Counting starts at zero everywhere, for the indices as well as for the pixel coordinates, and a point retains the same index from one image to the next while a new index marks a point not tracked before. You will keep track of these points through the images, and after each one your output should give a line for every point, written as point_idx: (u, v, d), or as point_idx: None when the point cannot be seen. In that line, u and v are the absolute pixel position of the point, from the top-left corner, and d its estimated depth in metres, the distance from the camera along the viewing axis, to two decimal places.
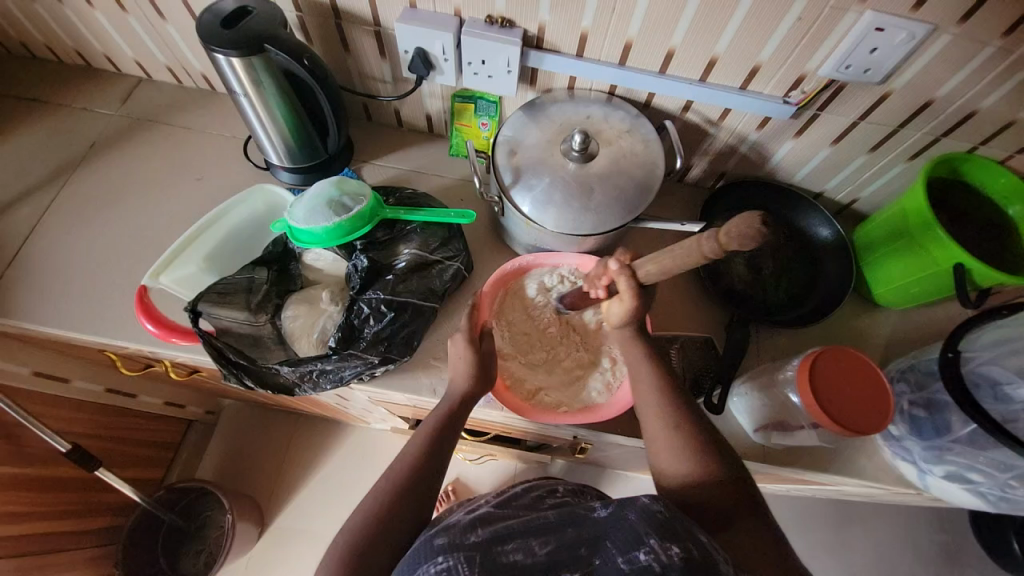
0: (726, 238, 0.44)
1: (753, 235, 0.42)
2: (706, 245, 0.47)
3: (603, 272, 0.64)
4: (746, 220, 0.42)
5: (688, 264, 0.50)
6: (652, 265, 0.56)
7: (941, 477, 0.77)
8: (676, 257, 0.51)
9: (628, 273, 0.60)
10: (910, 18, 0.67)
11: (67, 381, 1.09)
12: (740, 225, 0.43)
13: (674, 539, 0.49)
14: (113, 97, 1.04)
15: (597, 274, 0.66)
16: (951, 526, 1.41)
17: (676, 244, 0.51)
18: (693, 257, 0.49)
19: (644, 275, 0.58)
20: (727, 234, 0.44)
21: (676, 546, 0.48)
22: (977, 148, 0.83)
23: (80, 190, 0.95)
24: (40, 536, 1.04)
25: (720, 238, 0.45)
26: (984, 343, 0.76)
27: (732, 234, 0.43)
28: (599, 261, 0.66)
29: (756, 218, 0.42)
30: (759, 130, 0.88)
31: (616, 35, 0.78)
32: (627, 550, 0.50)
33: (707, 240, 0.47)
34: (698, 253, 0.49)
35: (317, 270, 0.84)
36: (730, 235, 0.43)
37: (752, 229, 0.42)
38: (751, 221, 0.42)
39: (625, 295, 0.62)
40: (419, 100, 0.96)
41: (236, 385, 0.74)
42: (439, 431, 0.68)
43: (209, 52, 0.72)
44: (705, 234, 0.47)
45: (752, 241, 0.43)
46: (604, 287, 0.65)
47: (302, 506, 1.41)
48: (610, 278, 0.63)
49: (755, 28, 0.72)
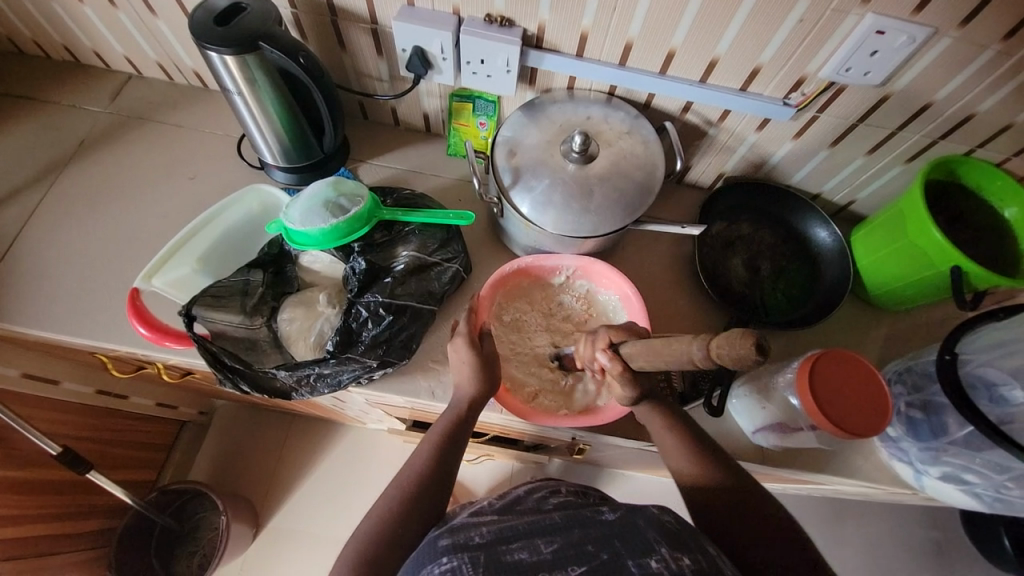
0: (719, 353, 0.42)
1: (747, 360, 0.40)
2: (697, 353, 0.45)
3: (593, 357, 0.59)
4: (740, 340, 0.40)
5: (675, 364, 0.48)
6: (642, 358, 0.52)
7: (937, 478, 0.78)
8: (666, 359, 0.48)
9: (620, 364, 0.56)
10: (911, 22, 0.67)
11: (57, 383, 1.07)
12: (736, 346, 0.40)
13: (683, 549, 0.52)
14: (103, 94, 1.01)
15: (587, 357, 0.61)
16: (942, 523, 1.43)
17: (665, 343, 0.48)
18: (684, 359, 0.47)
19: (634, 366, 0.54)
20: (722, 351, 0.41)
21: (686, 557, 0.50)
22: (974, 151, 0.83)
23: (70, 188, 0.93)
24: (31, 540, 1.03)
25: (710, 349, 0.44)
26: (980, 345, 0.77)
27: (725, 353, 0.41)
28: (586, 340, 0.60)
29: (751, 343, 0.39)
30: (758, 131, 0.88)
31: (616, 35, 0.77)
32: (637, 555, 0.50)
33: (698, 346, 0.45)
34: (688, 358, 0.46)
35: (314, 273, 0.83)
36: (724, 353, 0.41)
37: (749, 355, 0.39)
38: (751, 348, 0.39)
39: (618, 382, 0.58)
40: (416, 99, 0.94)
41: (232, 389, 0.73)
42: (439, 434, 0.67)
43: (202, 50, 0.70)
44: (697, 340, 0.45)
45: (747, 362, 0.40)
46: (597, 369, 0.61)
47: (298, 507, 1.40)
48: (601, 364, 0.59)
49: (756, 30, 0.72)
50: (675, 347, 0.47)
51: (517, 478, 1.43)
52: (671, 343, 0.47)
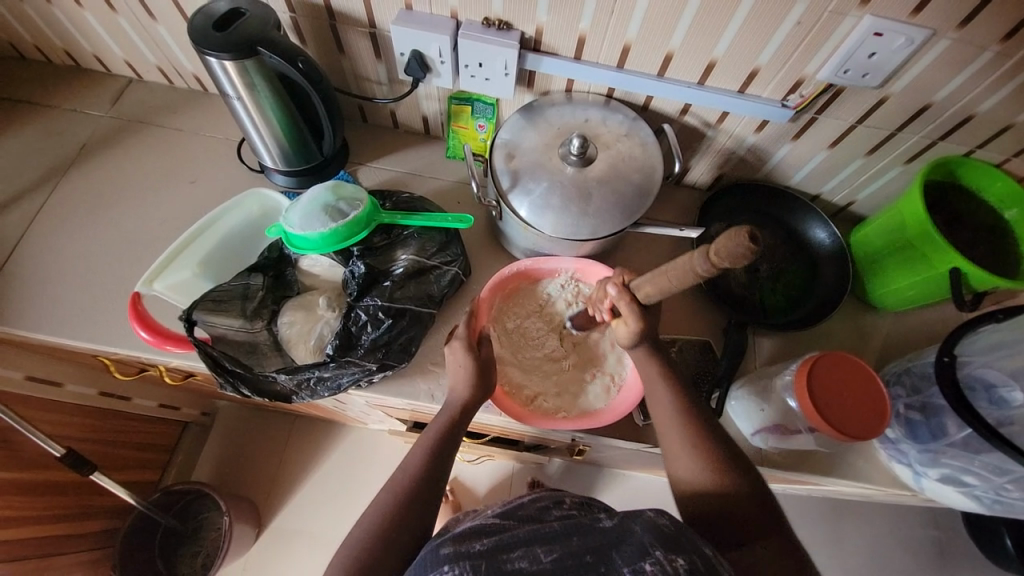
0: (717, 257, 0.44)
1: (742, 254, 0.42)
2: (698, 264, 0.47)
3: (605, 295, 0.64)
4: (729, 235, 0.42)
5: (683, 282, 0.50)
6: (649, 287, 0.56)
7: (935, 480, 0.78)
8: (670, 278, 0.51)
9: (628, 296, 0.61)
10: (909, 24, 0.67)
11: (60, 386, 1.08)
12: (727, 243, 0.42)
13: (678, 551, 0.51)
14: (104, 98, 1.02)
15: (599, 296, 0.66)
16: (942, 522, 1.43)
17: (669, 266, 0.51)
18: (688, 277, 0.49)
19: (642, 296, 0.58)
20: (717, 253, 0.44)
21: (681, 558, 0.51)
22: (974, 152, 0.83)
23: (72, 192, 0.94)
24: (36, 541, 1.04)
25: (711, 256, 0.45)
26: (978, 347, 0.77)
27: (722, 252, 0.43)
28: (600, 281, 0.66)
29: (741, 235, 0.41)
30: (757, 133, 0.88)
31: (614, 38, 0.77)
32: (632, 560, 0.51)
33: (699, 258, 0.47)
34: (692, 272, 0.48)
35: (314, 276, 0.83)
36: (719, 253, 0.43)
37: (739, 247, 0.41)
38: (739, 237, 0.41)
39: (628, 317, 0.62)
40: (415, 102, 0.95)
41: (233, 393, 0.74)
42: (440, 437, 0.68)
43: (202, 55, 0.70)
44: (697, 252, 0.47)
45: (743, 259, 0.42)
46: (607, 309, 0.65)
47: (300, 507, 1.41)
48: (611, 301, 0.63)
49: (754, 31, 0.72)
50: (677, 261, 0.50)
51: (518, 478, 1.44)
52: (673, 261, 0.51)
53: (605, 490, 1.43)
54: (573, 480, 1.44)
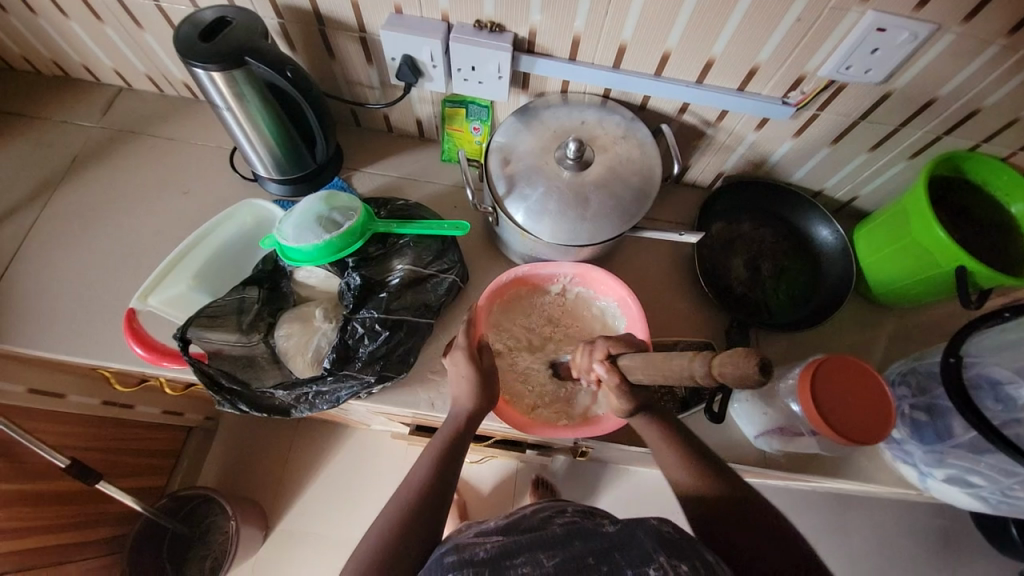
0: (719, 371, 0.40)
1: (747, 377, 0.38)
2: (697, 369, 0.43)
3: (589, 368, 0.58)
4: (735, 356, 0.38)
5: (677, 379, 0.46)
6: (640, 372, 0.51)
7: (942, 481, 0.78)
8: (664, 374, 0.47)
9: (615, 375, 0.55)
10: (912, 18, 0.65)
11: (63, 397, 1.08)
12: (735, 366, 0.38)
13: (681, 556, 0.51)
14: (94, 108, 1.01)
15: (583, 366, 0.60)
16: (948, 512, 1.42)
17: (665, 359, 0.47)
18: (684, 379, 0.45)
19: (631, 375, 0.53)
20: (720, 369, 0.40)
21: (684, 564, 0.50)
22: (979, 146, 0.81)
23: (66, 205, 0.93)
24: (45, 550, 1.05)
25: (712, 366, 0.41)
26: (985, 346, 0.76)
27: (726, 371, 0.39)
28: (583, 350, 0.60)
29: (751, 362, 0.37)
30: (757, 130, 0.86)
31: (610, 38, 0.75)
32: (636, 564, 0.51)
33: (699, 363, 0.43)
34: (688, 374, 0.44)
35: (309, 287, 0.82)
36: (724, 371, 0.39)
37: (748, 375, 0.37)
38: (748, 365, 0.37)
39: (615, 395, 0.57)
40: (408, 106, 0.93)
41: (231, 409, 0.75)
42: (444, 450, 0.68)
43: (188, 67, 0.69)
44: (698, 355, 0.43)
45: (747, 382, 0.38)
46: (593, 380, 0.60)
47: (305, 510, 1.41)
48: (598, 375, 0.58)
49: (754, 29, 0.70)
50: (674, 362, 0.45)
51: (522, 477, 1.44)
52: (670, 358, 0.46)
53: (609, 487, 1.43)
54: (578, 478, 1.44)
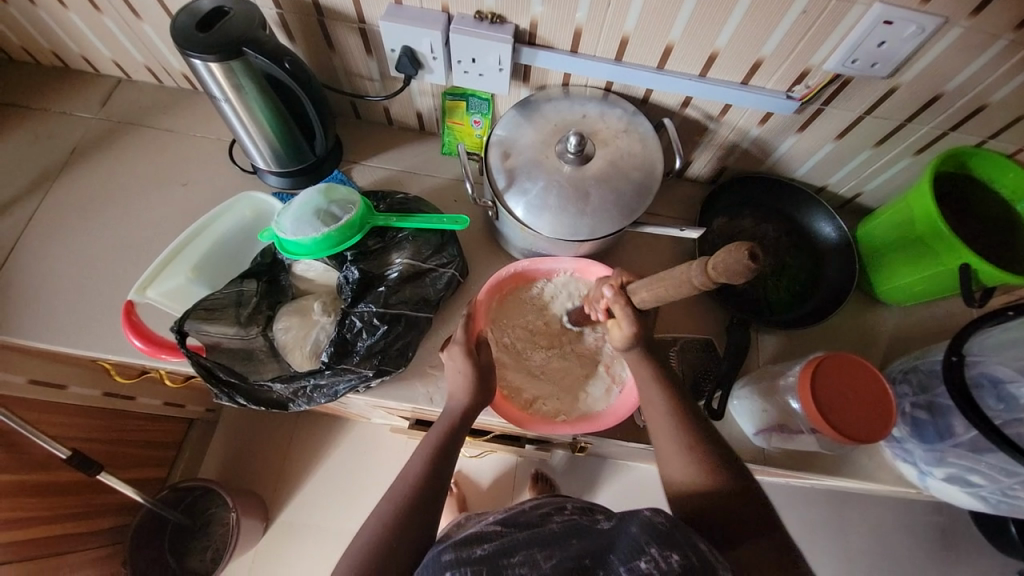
0: (715, 270, 0.46)
1: (739, 271, 0.44)
2: (695, 275, 0.49)
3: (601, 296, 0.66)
4: (727, 250, 0.44)
5: (678, 290, 0.52)
6: (645, 293, 0.58)
7: (941, 479, 0.78)
8: (667, 288, 0.53)
9: (624, 299, 0.62)
10: (919, 12, 0.63)
11: (64, 388, 1.08)
12: (727, 258, 0.44)
13: (674, 547, 0.50)
14: (93, 99, 1.00)
15: (596, 296, 0.67)
16: (947, 509, 1.42)
17: (667, 274, 0.53)
18: (683, 287, 0.51)
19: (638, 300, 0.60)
20: (716, 265, 0.45)
21: (676, 554, 0.50)
22: (986, 142, 0.80)
23: (65, 197, 0.93)
24: (47, 540, 1.05)
25: (708, 269, 0.47)
26: (988, 345, 0.75)
27: (720, 266, 0.45)
28: (599, 280, 0.68)
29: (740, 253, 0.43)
30: (761, 125, 0.85)
31: (612, 30, 0.74)
32: (628, 559, 0.50)
33: (697, 268, 0.49)
34: (688, 281, 0.50)
35: (308, 281, 0.82)
36: (718, 267, 0.45)
37: (737, 265, 0.43)
38: (737, 255, 0.43)
39: (622, 321, 0.63)
40: (409, 98, 0.92)
41: (229, 402, 0.74)
42: (441, 445, 0.67)
43: (185, 57, 0.68)
44: (695, 263, 0.49)
45: (739, 275, 0.44)
46: (603, 310, 0.66)
47: (305, 502, 1.42)
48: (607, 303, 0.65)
49: (758, 22, 0.69)
50: (676, 269, 0.51)
51: (521, 471, 1.44)
52: (673, 270, 0.52)
53: (608, 482, 1.43)
54: (577, 473, 1.44)
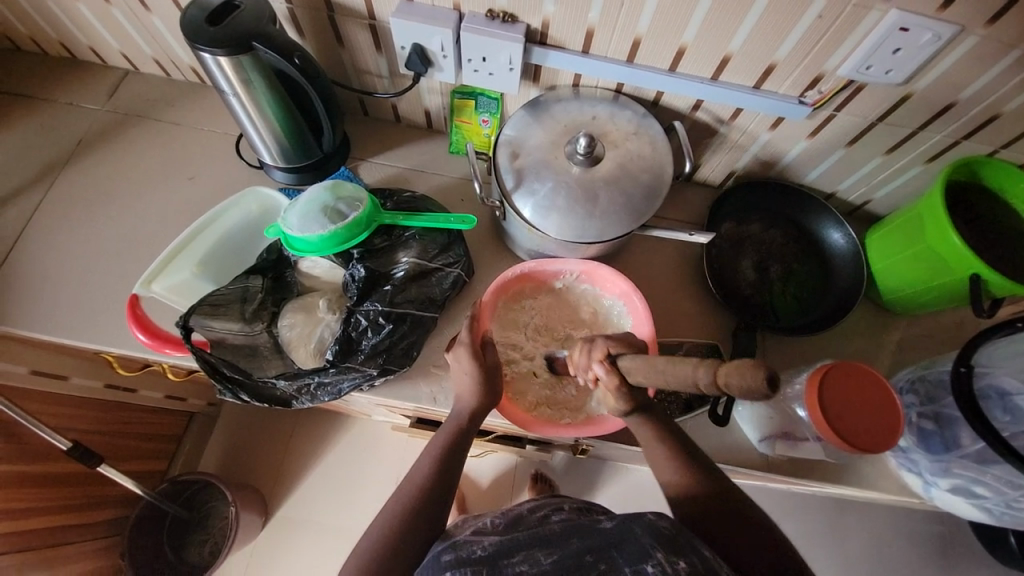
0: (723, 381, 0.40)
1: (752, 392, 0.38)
2: (701, 378, 0.43)
3: (588, 366, 0.57)
4: (743, 370, 0.38)
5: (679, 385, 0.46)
6: (640, 377, 0.51)
7: (946, 490, 0.77)
8: (667, 380, 0.47)
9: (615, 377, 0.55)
10: (937, 19, 0.63)
11: (66, 380, 1.08)
12: (741, 380, 0.38)
13: (679, 554, 0.50)
14: (100, 91, 1.00)
15: (581, 364, 0.59)
16: (948, 518, 1.42)
17: (667, 363, 0.46)
18: (686, 383, 0.45)
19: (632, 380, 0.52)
20: (725, 380, 0.39)
21: (681, 560, 0.49)
22: (998, 152, 0.80)
23: (71, 188, 0.92)
24: (46, 531, 1.05)
25: (716, 376, 0.41)
26: (996, 356, 0.75)
27: (731, 381, 0.39)
28: (583, 348, 0.59)
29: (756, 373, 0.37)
30: (771, 130, 0.85)
31: (624, 32, 0.74)
32: (633, 561, 0.50)
33: (704, 372, 0.42)
34: (691, 382, 0.44)
35: (314, 278, 0.82)
36: (729, 383, 0.39)
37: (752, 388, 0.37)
38: (756, 381, 0.37)
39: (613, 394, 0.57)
40: (417, 96, 0.92)
41: (233, 399, 0.74)
42: (445, 445, 0.67)
43: (194, 51, 0.68)
44: (703, 364, 0.43)
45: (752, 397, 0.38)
46: (591, 379, 0.59)
47: (304, 498, 1.42)
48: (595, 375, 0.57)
49: (773, 26, 0.68)
50: (680, 369, 0.45)
51: (521, 472, 1.44)
52: (675, 366, 0.46)
53: (608, 484, 1.43)
54: (577, 475, 1.44)
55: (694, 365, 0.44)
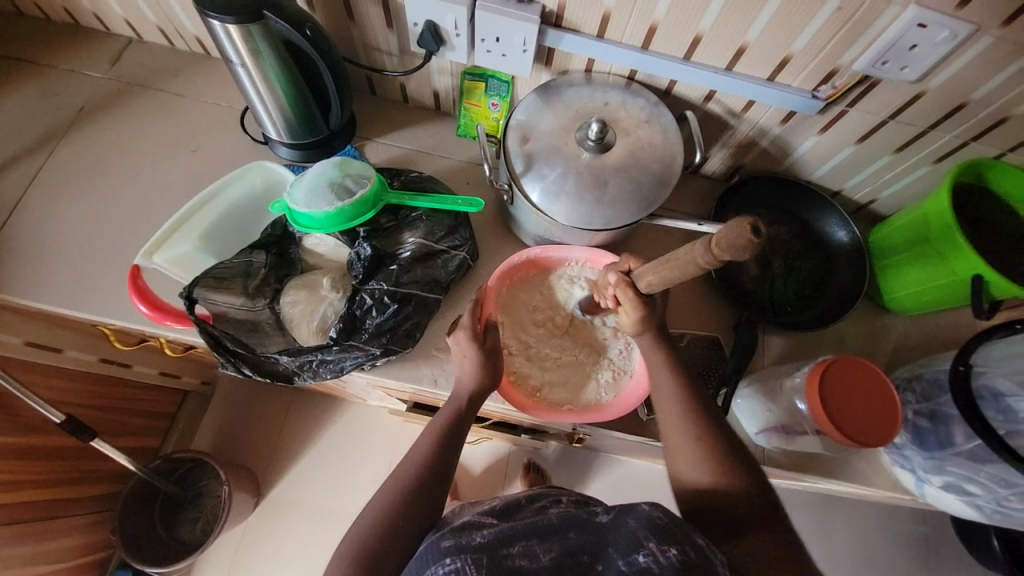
0: (717, 247, 0.44)
1: (744, 246, 0.41)
2: (698, 254, 0.47)
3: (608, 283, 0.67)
4: (733, 229, 0.41)
5: (687, 272, 0.50)
6: (648, 276, 0.57)
7: (938, 487, 0.78)
8: (670, 266, 0.51)
9: (626, 283, 0.63)
10: (954, 17, 0.62)
11: (60, 352, 1.06)
12: (730, 235, 0.42)
13: (672, 541, 0.49)
14: (102, 59, 0.98)
15: (605, 284, 0.68)
16: (930, 519, 1.44)
17: (671, 254, 0.51)
18: (689, 266, 0.49)
19: (643, 284, 0.59)
20: (719, 242, 0.43)
21: (674, 547, 0.48)
22: (1004, 155, 0.80)
23: (72, 156, 0.91)
24: (38, 504, 1.04)
25: (712, 247, 0.45)
26: (994, 356, 0.75)
27: (724, 241, 0.43)
28: (607, 267, 0.68)
29: (743, 225, 0.41)
30: (782, 124, 0.84)
31: (641, 17, 0.73)
32: (625, 553, 0.50)
33: (700, 248, 0.46)
34: (692, 263, 0.48)
35: (318, 255, 0.82)
36: (721, 244, 0.43)
37: (741, 238, 0.41)
38: (738, 228, 0.41)
39: (627, 305, 0.64)
40: (427, 76, 0.91)
41: (234, 372, 0.74)
42: (446, 428, 0.67)
43: (204, 17, 0.66)
44: (697, 242, 0.47)
45: (744, 250, 0.42)
46: (612, 298, 0.67)
47: (298, 479, 1.42)
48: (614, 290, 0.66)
49: (790, 18, 0.68)
50: (680, 253, 0.49)
51: (514, 460, 1.45)
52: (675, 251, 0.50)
53: (600, 474, 1.44)
54: (569, 465, 1.44)
55: (688, 246, 0.48)
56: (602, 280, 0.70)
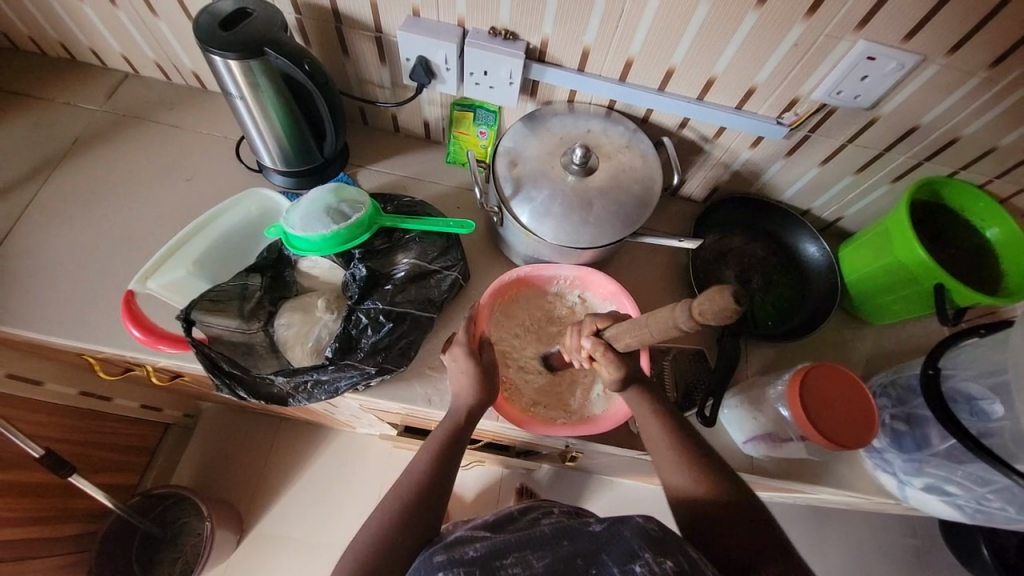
0: (700, 314, 0.43)
1: (726, 312, 0.41)
2: (679, 318, 0.47)
3: (580, 347, 0.63)
4: (717, 296, 0.41)
5: (664, 334, 0.50)
6: (629, 338, 0.55)
7: (920, 489, 0.81)
8: (651, 332, 0.51)
9: (603, 346, 0.60)
10: (901, 49, 0.69)
11: (41, 384, 1.04)
12: (712, 304, 0.42)
13: (667, 553, 0.51)
14: (98, 92, 1.00)
15: (574, 346, 0.64)
16: (920, 531, 1.46)
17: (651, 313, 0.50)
18: (669, 326, 0.49)
19: (622, 345, 0.57)
20: (701, 311, 0.43)
21: (669, 559, 0.51)
22: (956, 173, 0.87)
23: (66, 185, 0.92)
24: (12, 543, 0.99)
25: (693, 311, 0.45)
26: (961, 360, 0.79)
27: (706, 309, 0.42)
28: (573, 330, 0.64)
29: (725, 294, 0.40)
30: (752, 148, 0.90)
31: (618, 52, 0.79)
32: (621, 562, 0.51)
33: (680, 310, 0.46)
34: (673, 324, 0.48)
35: (312, 278, 0.83)
36: (704, 311, 0.43)
37: (722, 308, 0.41)
38: (721, 298, 0.41)
39: (607, 365, 0.61)
40: (418, 107, 0.95)
41: (229, 395, 0.73)
42: (441, 446, 0.67)
43: (206, 54, 0.70)
44: (678, 305, 0.47)
45: (726, 316, 0.42)
46: (585, 358, 0.64)
47: (283, 511, 1.38)
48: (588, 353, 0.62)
49: (753, 52, 0.74)
50: (659, 315, 0.49)
51: (507, 484, 1.43)
52: (654, 316, 0.50)
53: (593, 496, 1.43)
54: (561, 487, 1.43)
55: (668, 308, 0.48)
56: (569, 339, 0.66)
